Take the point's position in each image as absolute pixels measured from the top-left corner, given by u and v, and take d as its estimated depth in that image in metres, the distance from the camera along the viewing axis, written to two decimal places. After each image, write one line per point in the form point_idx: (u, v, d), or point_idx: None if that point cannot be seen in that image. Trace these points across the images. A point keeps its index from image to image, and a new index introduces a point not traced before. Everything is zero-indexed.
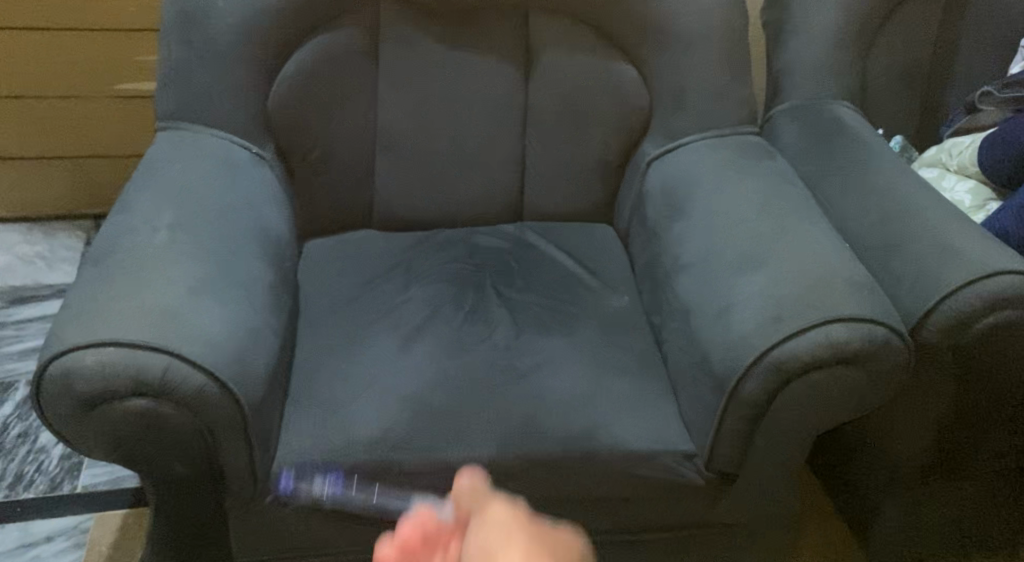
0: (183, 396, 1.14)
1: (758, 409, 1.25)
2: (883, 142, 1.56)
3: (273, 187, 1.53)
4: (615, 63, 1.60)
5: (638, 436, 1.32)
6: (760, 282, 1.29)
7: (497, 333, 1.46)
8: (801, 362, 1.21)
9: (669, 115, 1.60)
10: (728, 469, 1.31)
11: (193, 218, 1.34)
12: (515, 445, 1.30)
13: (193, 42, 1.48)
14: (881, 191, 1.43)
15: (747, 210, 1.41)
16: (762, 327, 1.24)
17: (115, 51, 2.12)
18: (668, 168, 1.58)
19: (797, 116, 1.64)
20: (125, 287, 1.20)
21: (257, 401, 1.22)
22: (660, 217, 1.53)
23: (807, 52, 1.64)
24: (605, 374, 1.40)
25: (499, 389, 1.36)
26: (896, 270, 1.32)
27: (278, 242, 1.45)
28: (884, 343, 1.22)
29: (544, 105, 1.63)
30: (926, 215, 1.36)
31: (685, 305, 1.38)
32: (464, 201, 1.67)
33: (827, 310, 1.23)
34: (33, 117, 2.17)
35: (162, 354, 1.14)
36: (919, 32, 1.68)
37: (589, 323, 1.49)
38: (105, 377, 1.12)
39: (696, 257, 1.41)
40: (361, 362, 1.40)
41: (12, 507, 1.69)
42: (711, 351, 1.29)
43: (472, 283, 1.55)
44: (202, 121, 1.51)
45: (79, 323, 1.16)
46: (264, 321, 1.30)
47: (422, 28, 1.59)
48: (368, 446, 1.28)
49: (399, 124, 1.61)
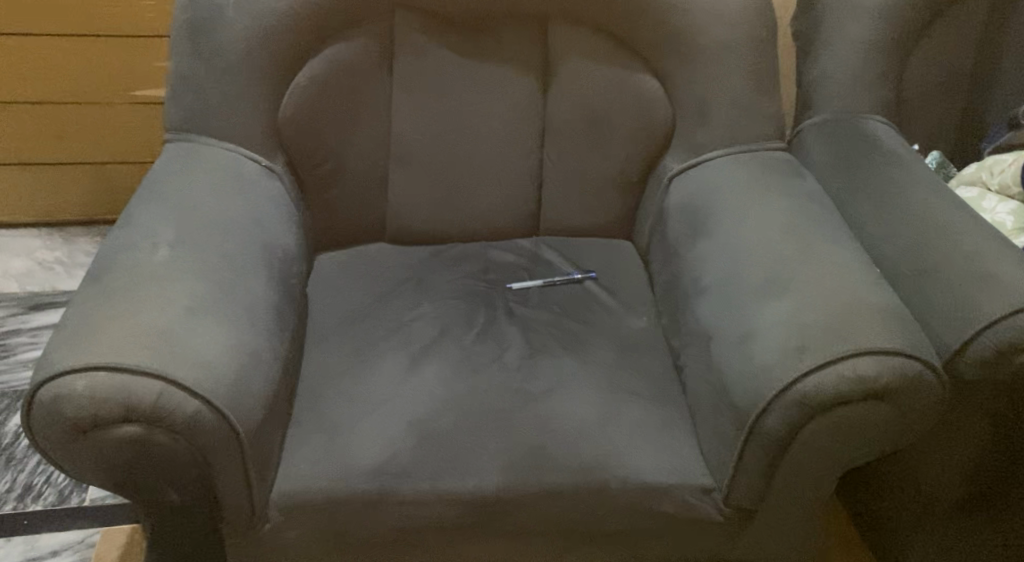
0: (176, 423, 1.10)
1: (780, 446, 1.18)
2: (918, 159, 1.48)
3: (283, 202, 1.48)
4: (638, 75, 1.54)
5: (653, 468, 1.26)
6: (784, 309, 1.22)
7: (508, 354, 1.41)
8: (827, 398, 1.14)
9: (691, 129, 1.53)
10: (749, 505, 1.25)
11: (196, 233, 1.30)
12: (522, 475, 1.25)
13: (203, 51, 1.45)
14: (916, 213, 1.35)
15: (771, 231, 1.35)
16: (784, 357, 1.17)
17: (131, 56, 2.09)
18: (690, 185, 1.51)
19: (828, 131, 1.56)
20: (121, 308, 1.16)
21: (256, 427, 1.17)
22: (681, 236, 1.47)
23: (839, 63, 1.56)
24: (620, 401, 1.34)
25: (508, 414, 1.31)
26: (929, 298, 1.25)
27: (286, 258, 1.41)
28: (918, 378, 1.15)
29: (563, 118, 1.58)
30: (962, 239, 1.28)
31: (705, 330, 1.31)
32: (479, 214, 1.62)
33: (855, 342, 1.16)
34: (52, 123, 2.16)
35: (155, 379, 1.10)
36: (958, 43, 1.60)
37: (605, 345, 1.44)
38: (95, 404, 1.08)
39: (717, 279, 1.34)
40: (366, 384, 1.35)
41: (19, 519, 1.66)
42: (730, 381, 1.22)
43: (485, 302, 1.51)
44: (211, 133, 1.47)
45: (71, 345, 1.12)
46: (265, 342, 1.25)
47: (438, 38, 1.54)
48: (371, 473, 1.24)
49: (413, 135, 1.56)
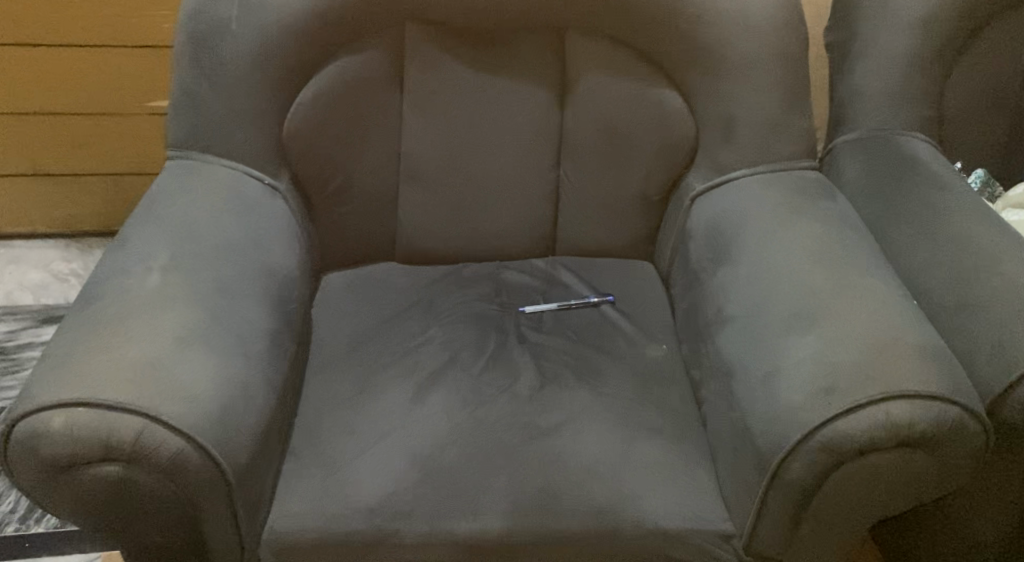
0: (159, 463, 1.03)
1: (806, 495, 1.09)
2: (960, 180, 1.39)
3: (287, 222, 1.42)
4: (660, 90, 1.46)
5: (669, 511, 1.18)
6: (811, 345, 1.13)
7: (519, 384, 1.34)
8: (857, 444, 1.05)
9: (717, 147, 1.45)
10: (772, 554, 1.16)
11: (190, 257, 1.24)
12: (529, 517, 1.18)
13: (205, 65, 1.39)
14: (956, 239, 1.26)
15: (799, 257, 1.26)
16: (811, 398, 1.09)
17: (147, 67, 2.05)
18: (714, 206, 1.43)
19: (863, 148, 1.47)
20: (106, 337, 1.10)
21: (245, 466, 1.10)
22: (704, 261, 1.38)
23: (877, 76, 1.46)
24: (636, 437, 1.27)
25: (517, 450, 1.24)
26: (970, 334, 1.15)
27: (287, 281, 1.35)
28: (958, 426, 1.06)
29: (581, 134, 1.50)
30: (1008, 269, 1.19)
31: (726, 364, 1.23)
32: (493, 234, 1.55)
33: (888, 384, 1.07)
34: (68, 134, 2.12)
35: (138, 416, 1.04)
36: (1005, 55, 1.49)
37: (622, 375, 1.36)
38: (73, 442, 1.02)
39: (740, 309, 1.25)
40: (369, 415, 1.29)
41: (20, 541, 1.61)
42: (752, 421, 1.14)
43: (497, 327, 1.43)
44: (213, 150, 1.41)
45: (52, 378, 1.06)
46: (260, 373, 1.19)
47: (451, 50, 1.47)
48: (369, 513, 1.17)
49: (424, 152, 1.49)
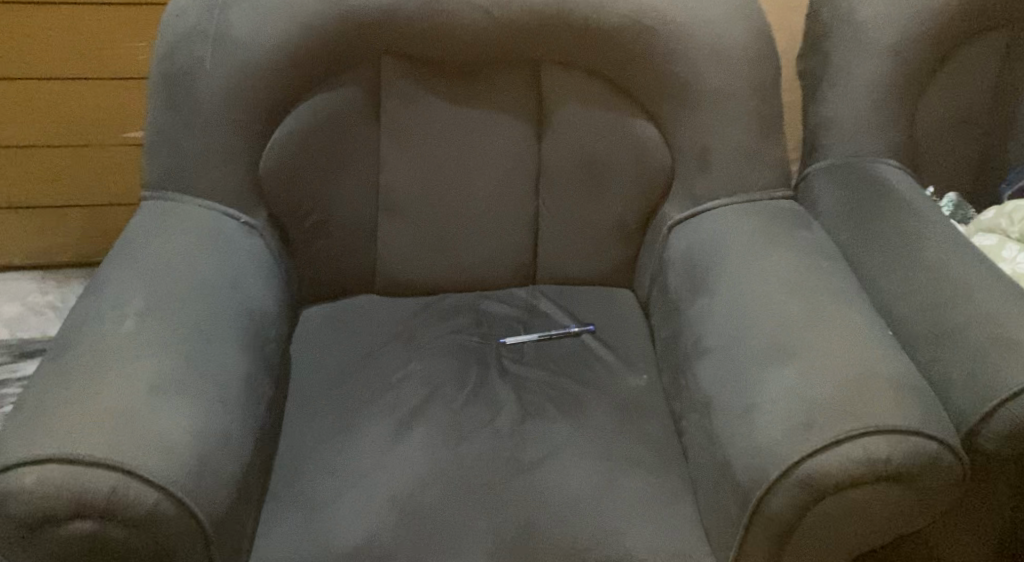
0: (134, 517, 1.03)
1: (786, 531, 1.09)
2: (932, 206, 1.40)
3: (264, 260, 1.41)
4: (636, 121, 1.47)
5: (650, 545, 1.19)
6: (790, 378, 1.14)
7: (500, 418, 1.33)
8: (833, 480, 1.05)
9: (692, 177, 1.45)
10: None
11: (167, 301, 1.24)
12: (511, 554, 1.17)
13: (179, 106, 1.38)
14: (930, 268, 1.27)
15: (776, 288, 1.26)
16: (789, 433, 1.09)
17: (122, 99, 2.04)
18: (692, 235, 1.43)
19: (838, 175, 1.48)
20: (80, 389, 1.09)
21: (222, 514, 1.10)
22: (681, 290, 1.39)
23: (850, 104, 1.47)
24: (617, 470, 1.27)
25: (498, 487, 1.24)
26: (945, 365, 1.16)
27: (265, 321, 1.34)
28: (932, 460, 1.07)
29: (558, 166, 1.50)
30: (981, 299, 1.20)
31: (705, 396, 1.23)
32: (472, 265, 1.55)
33: (865, 420, 1.07)
34: (47, 165, 2.11)
35: (111, 471, 1.03)
36: (973, 82, 1.51)
37: (601, 407, 1.36)
38: (44, 500, 1.01)
39: (718, 342, 1.26)
40: (349, 454, 1.28)
41: None
42: (732, 456, 1.14)
43: (477, 360, 1.43)
44: (188, 189, 1.41)
45: (26, 432, 1.05)
46: (238, 418, 1.18)
47: (426, 85, 1.47)
48: (350, 554, 1.17)
49: (401, 186, 1.49)
